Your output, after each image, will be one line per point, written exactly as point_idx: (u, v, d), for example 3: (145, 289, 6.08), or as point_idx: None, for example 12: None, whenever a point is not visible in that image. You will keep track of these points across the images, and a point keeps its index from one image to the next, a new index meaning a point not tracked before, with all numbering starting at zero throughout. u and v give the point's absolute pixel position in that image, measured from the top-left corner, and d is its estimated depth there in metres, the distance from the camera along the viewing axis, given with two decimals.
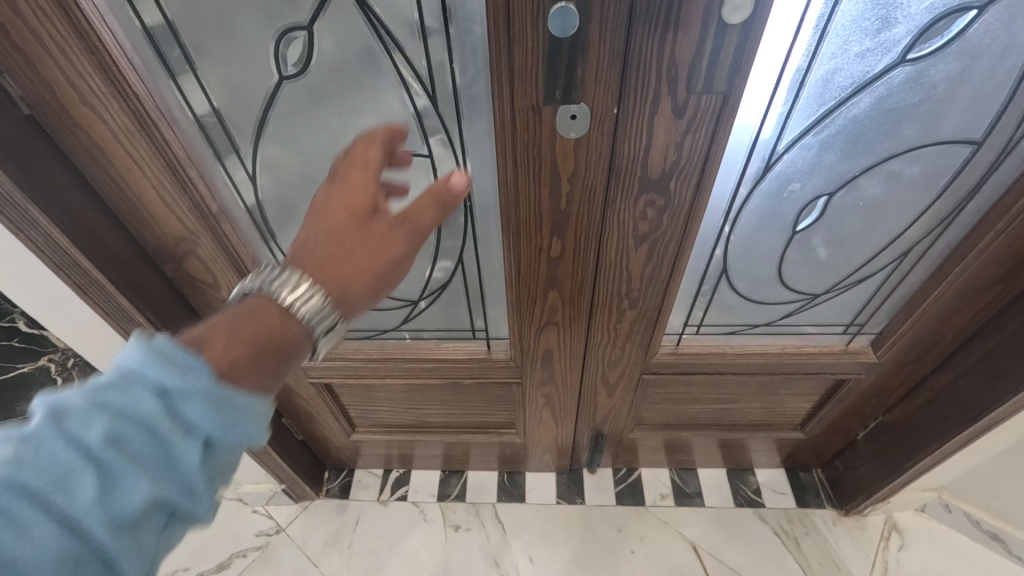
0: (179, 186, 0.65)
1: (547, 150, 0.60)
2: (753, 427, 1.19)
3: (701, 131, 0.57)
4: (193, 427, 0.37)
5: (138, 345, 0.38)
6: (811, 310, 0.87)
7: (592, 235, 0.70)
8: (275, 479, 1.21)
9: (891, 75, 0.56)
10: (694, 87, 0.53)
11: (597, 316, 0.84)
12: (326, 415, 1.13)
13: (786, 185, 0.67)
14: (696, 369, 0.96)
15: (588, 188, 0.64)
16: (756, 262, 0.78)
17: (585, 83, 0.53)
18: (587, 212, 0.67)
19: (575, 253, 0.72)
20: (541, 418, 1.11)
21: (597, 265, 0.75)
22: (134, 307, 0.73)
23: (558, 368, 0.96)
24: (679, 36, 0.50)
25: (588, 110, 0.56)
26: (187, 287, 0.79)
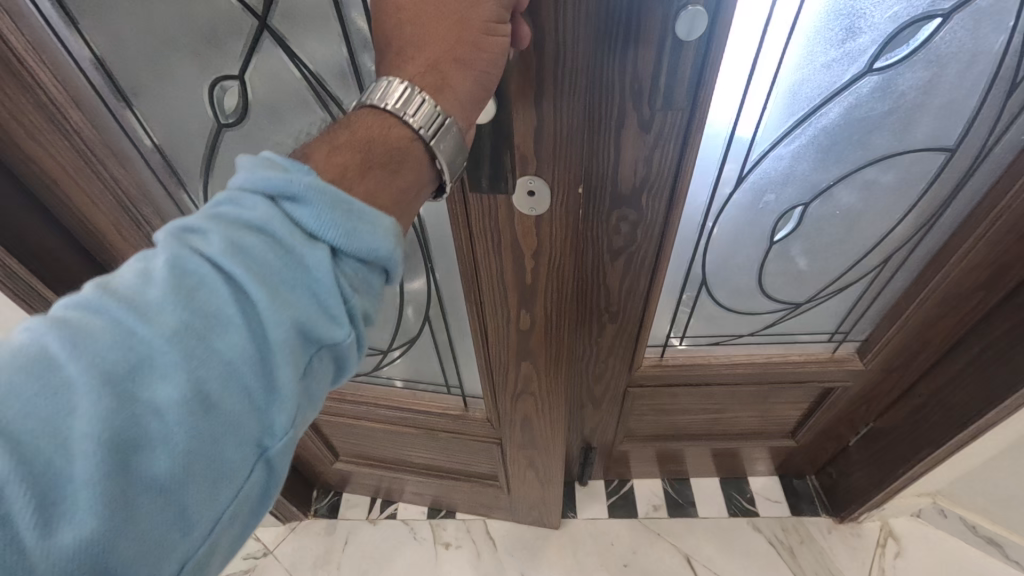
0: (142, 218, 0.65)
1: (508, 227, 0.59)
2: (744, 436, 1.17)
3: (670, 145, 0.57)
4: (274, 327, 0.29)
5: (211, 210, 0.31)
6: (796, 318, 0.86)
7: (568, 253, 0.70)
8: None
9: (858, 85, 0.55)
10: (656, 103, 0.52)
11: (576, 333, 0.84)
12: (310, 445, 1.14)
13: (761, 197, 0.66)
14: (682, 380, 0.95)
15: (552, 262, 0.63)
16: (736, 273, 0.77)
17: (542, 150, 0.53)
18: (554, 286, 0.66)
19: (546, 325, 0.71)
20: (526, 477, 1.07)
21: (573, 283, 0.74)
22: None
23: (541, 435, 0.92)
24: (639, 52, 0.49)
25: (547, 188, 0.55)
26: None
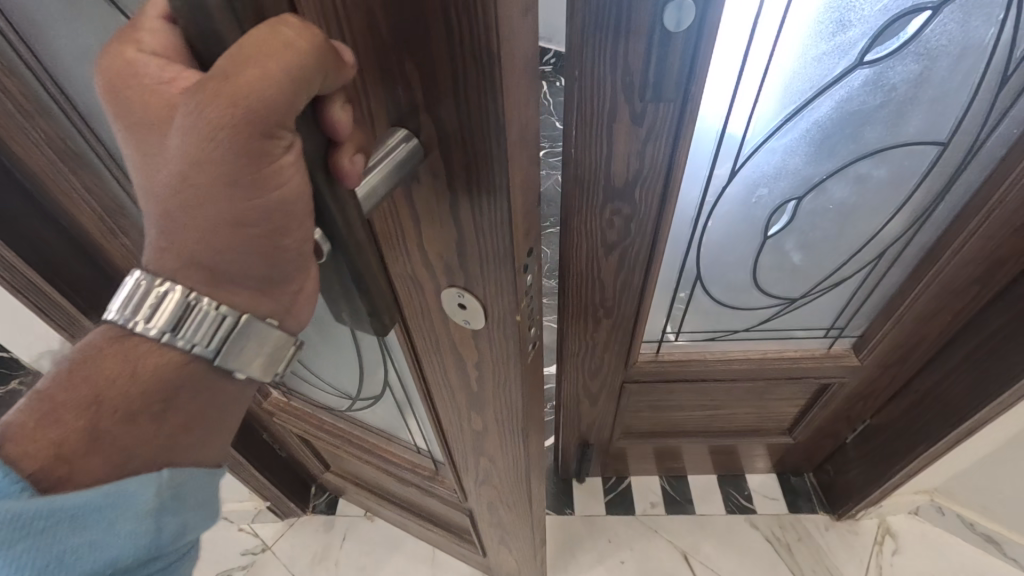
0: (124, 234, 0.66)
1: (444, 328, 0.48)
2: (742, 432, 1.17)
3: (662, 139, 0.57)
4: None
5: None
6: (792, 313, 0.86)
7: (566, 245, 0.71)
8: (260, 496, 1.20)
9: (850, 78, 0.55)
10: (648, 96, 0.53)
11: (571, 327, 0.84)
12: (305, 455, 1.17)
13: (754, 191, 0.66)
14: (678, 376, 0.95)
15: (496, 378, 0.51)
16: (730, 268, 0.77)
17: (470, 266, 0.39)
18: (503, 403, 0.54)
19: (500, 433, 0.60)
20: (500, 550, 0.99)
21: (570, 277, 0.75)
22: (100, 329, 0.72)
23: (508, 524, 0.84)
24: (629, 44, 0.49)
25: (479, 306, 0.42)
26: None
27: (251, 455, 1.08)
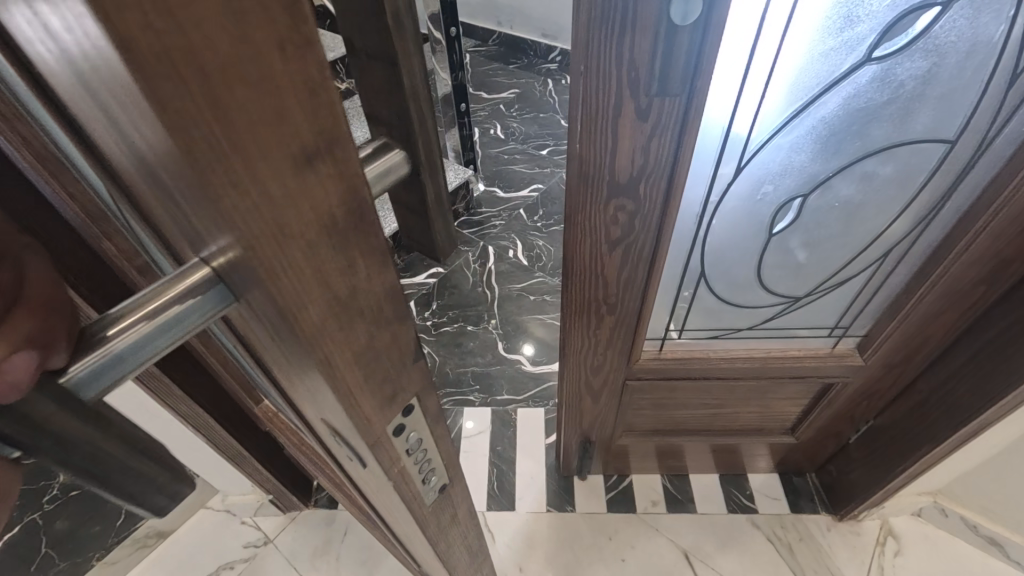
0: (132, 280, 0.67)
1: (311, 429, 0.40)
2: (744, 432, 1.17)
3: (667, 134, 0.57)
4: None
5: None
6: (796, 312, 0.85)
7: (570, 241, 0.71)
8: (262, 489, 1.21)
9: (858, 74, 0.54)
10: (654, 90, 0.53)
11: (570, 322, 0.84)
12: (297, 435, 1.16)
13: (759, 187, 0.66)
14: (681, 374, 0.94)
15: (379, 480, 0.44)
16: (734, 266, 0.77)
17: (310, 399, 0.32)
18: (389, 497, 0.48)
19: (398, 516, 0.54)
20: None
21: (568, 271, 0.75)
22: None
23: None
24: (635, 39, 0.49)
25: (339, 432, 0.35)
26: None
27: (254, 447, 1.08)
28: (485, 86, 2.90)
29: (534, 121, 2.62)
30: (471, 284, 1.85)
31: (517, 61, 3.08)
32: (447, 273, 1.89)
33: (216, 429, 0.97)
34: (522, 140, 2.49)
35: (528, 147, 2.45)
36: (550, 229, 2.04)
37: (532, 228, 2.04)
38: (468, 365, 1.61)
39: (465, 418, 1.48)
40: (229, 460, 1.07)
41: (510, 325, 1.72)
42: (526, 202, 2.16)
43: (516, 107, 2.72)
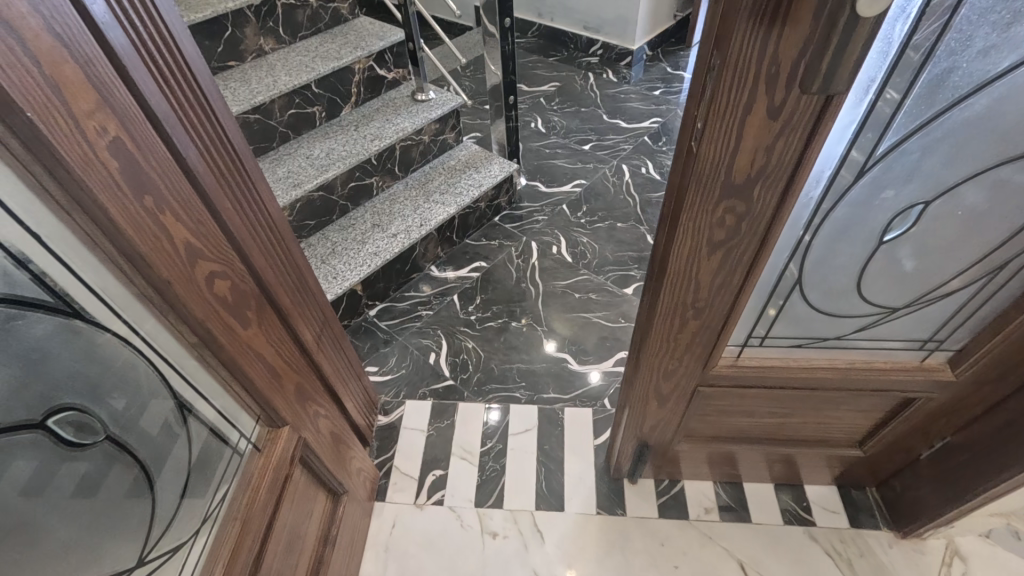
0: (185, 297, 0.65)
1: None
2: (808, 443, 1.13)
3: (796, 134, 0.54)
4: None
5: None
6: (888, 324, 0.81)
7: (667, 228, 0.69)
8: (363, 462, 1.26)
9: (1013, 74, 0.51)
10: (794, 86, 0.49)
11: (647, 314, 0.82)
12: (333, 424, 1.10)
13: (878, 193, 0.62)
14: (756, 381, 0.91)
15: None
16: (834, 274, 0.73)
17: None
18: None
19: None
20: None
21: (656, 257, 0.74)
22: (206, 304, 0.69)
23: None
24: (785, 32, 0.46)
25: None
26: (205, 312, 0.69)
27: (330, 441, 1.08)
28: (525, 79, 2.87)
29: (576, 115, 2.59)
30: (514, 280, 1.83)
31: (557, 54, 3.05)
32: (490, 267, 1.88)
33: (309, 406, 0.99)
34: (564, 134, 2.46)
35: (571, 141, 2.42)
36: (593, 226, 2.01)
37: (575, 224, 2.01)
38: (513, 361, 1.60)
39: (511, 415, 1.47)
40: (336, 441, 1.11)
41: (555, 321, 1.70)
42: (569, 198, 2.13)
43: (558, 101, 2.69)
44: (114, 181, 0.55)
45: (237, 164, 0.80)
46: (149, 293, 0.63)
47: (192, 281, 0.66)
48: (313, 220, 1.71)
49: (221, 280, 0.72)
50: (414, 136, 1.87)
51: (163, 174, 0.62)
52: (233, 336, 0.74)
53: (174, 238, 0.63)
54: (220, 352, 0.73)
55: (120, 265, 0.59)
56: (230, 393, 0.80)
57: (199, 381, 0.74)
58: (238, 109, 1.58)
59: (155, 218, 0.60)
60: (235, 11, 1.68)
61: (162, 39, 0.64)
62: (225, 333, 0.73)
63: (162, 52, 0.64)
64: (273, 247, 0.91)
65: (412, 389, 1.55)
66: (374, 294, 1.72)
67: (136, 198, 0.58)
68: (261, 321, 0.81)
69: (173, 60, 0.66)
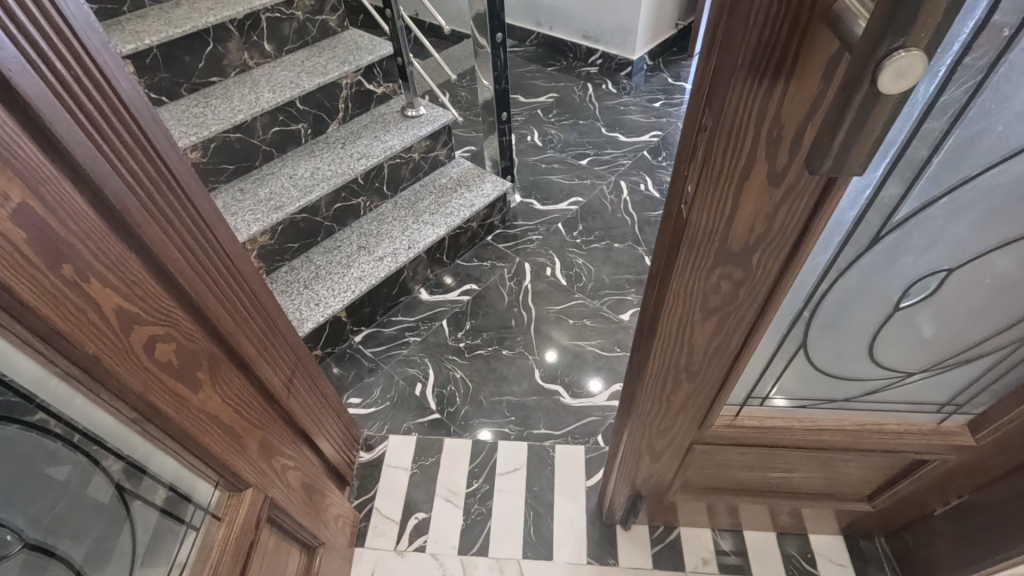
0: (118, 371, 0.58)
1: None
2: (813, 496, 1.06)
3: (801, 203, 0.46)
4: None
5: None
6: (903, 388, 0.74)
7: (656, 290, 0.62)
8: (342, 508, 1.20)
9: None
10: (799, 152, 0.42)
11: (637, 373, 0.75)
12: (305, 474, 1.03)
13: (895, 260, 0.55)
14: (757, 441, 0.84)
15: None
16: (844, 338, 0.66)
17: None
18: None
19: None
20: None
21: (646, 318, 0.67)
22: (145, 375, 0.62)
23: None
24: (790, 91, 0.39)
25: None
26: (144, 383, 0.61)
27: (302, 495, 1.01)
28: (523, 90, 2.80)
29: (574, 128, 2.51)
30: (506, 304, 1.76)
31: (555, 64, 2.98)
32: (481, 290, 1.81)
33: (276, 459, 0.92)
34: (561, 148, 2.39)
35: (567, 156, 2.34)
36: (589, 246, 1.94)
37: (571, 244, 1.94)
38: (503, 393, 1.52)
39: (499, 452, 1.40)
40: (309, 492, 1.04)
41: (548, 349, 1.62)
42: (564, 216, 2.06)
43: (556, 112, 2.61)
44: (20, 255, 0.48)
45: (187, 207, 0.74)
46: (74, 373, 0.55)
47: (127, 351, 0.59)
48: (296, 242, 1.64)
49: (164, 344, 0.65)
50: (403, 154, 1.80)
51: (88, 235, 0.55)
52: (181, 404, 0.67)
53: (104, 307, 0.56)
54: (164, 425, 0.66)
55: (37, 347, 0.52)
56: (180, 464, 0.72)
57: (143, 454, 0.67)
58: (217, 129, 1.51)
59: (78, 288, 0.54)
60: (216, 25, 1.61)
61: (89, 80, 0.57)
62: (171, 402, 0.66)
63: (90, 95, 0.58)
64: (234, 292, 0.85)
65: (397, 422, 1.48)
66: (360, 319, 1.65)
67: (52, 268, 0.51)
68: (216, 380, 0.75)
69: (105, 103, 0.60)
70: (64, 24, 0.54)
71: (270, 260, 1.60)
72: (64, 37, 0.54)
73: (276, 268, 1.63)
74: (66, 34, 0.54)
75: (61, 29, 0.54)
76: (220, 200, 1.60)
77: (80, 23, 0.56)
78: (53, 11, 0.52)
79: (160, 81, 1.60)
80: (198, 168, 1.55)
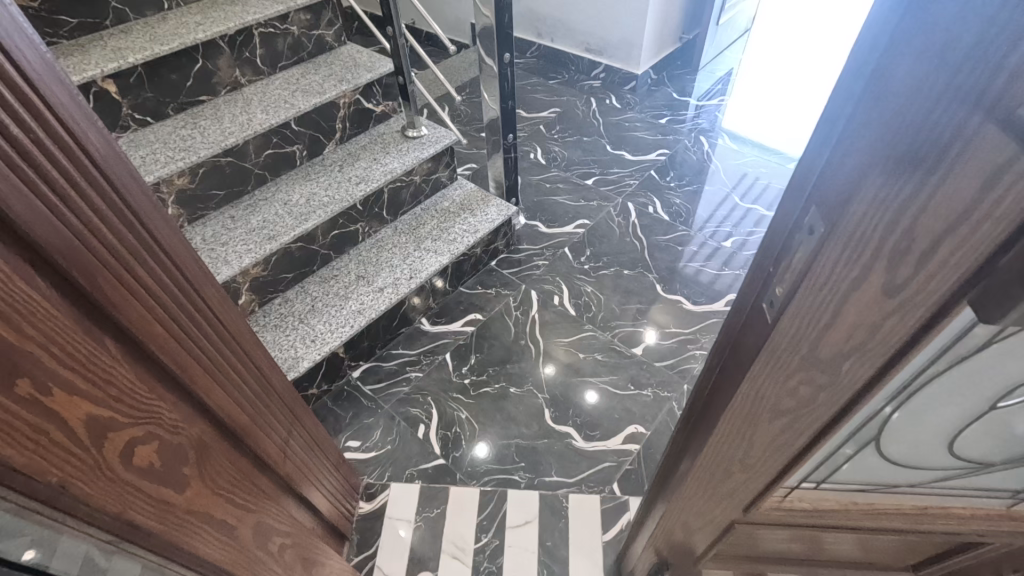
0: (91, 494, 0.48)
1: None
2: (854, 566, 0.98)
3: (914, 320, 0.35)
4: None
5: None
6: (977, 477, 0.66)
7: (725, 380, 0.55)
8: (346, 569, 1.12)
9: None
10: (923, 266, 0.32)
11: (690, 451, 0.69)
12: (301, 547, 0.93)
13: (1001, 363, 0.47)
14: (808, 522, 0.76)
15: None
16: (922, 431, 0.58)
17: None
18: None
19: None
20: None
21: (707, 403, 0.61)
22: (121, 489, 0.52)
23: None
24: (936, 191, 0.28)
25: None
26: (119, 501, 0.51)
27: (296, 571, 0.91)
28: (524, 104, 2.72)
29: (577, 145, 2.44)
30: (513, 336, 1.67)
31: (557, 77, 2.91)
32: (486, 320, 1.72)
33: (267, 541, 0.82)
34: (565, 167, 2.31)
35: (572, 175, 2.27)
36: (598, 273, 1.86)
37: (579, 271, 1.86)
38: (512, 436, 1.44)
39: (509, 504, 1.31)
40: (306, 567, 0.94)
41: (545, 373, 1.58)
42: (571, 240, 1.98)
43: (558, 129, 2.54)
44: None
45: (171, 272, 0.65)
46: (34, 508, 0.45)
47: (100, 468, 0.49)
48: (291, 272, 1.55)
49: (141, 444, 0.55)
50: (404, 178, 1.71)
51: (49, 338, 0.45)
52: (162, 513, 0.58)
53: (70, 419, 0.47)
54: (148, 543, 0.55)
55: None
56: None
57: None
58: (206, 153, 1.41)
59: (38, 404, 0.44)
60: (205, 42, 1.51)
61: (52, 142, 0.48)
62: (152, 514, 0.56)
63: (54, 159, 0.48)
64: (223, 359, 0.75)
65: (399, 469, 1.39)
66: (358, 354, 1.56)
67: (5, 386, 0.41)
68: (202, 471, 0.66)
69: (73, 166, 0.50)
70: (21, 80, 0.45)
71: (263, 292, 1.50)
72: (21, 95, 0.45)
73: (269, 300, 1.53)
74: (23, 90, 0.45)
75: (16, 85, 0.45)
76: (210, 228, 1.51)
77: (42, 76, 0.47)
78: (6, 63, 0.43)
79: (145, 100, 1.50)
80: (186, 195, 1.45)
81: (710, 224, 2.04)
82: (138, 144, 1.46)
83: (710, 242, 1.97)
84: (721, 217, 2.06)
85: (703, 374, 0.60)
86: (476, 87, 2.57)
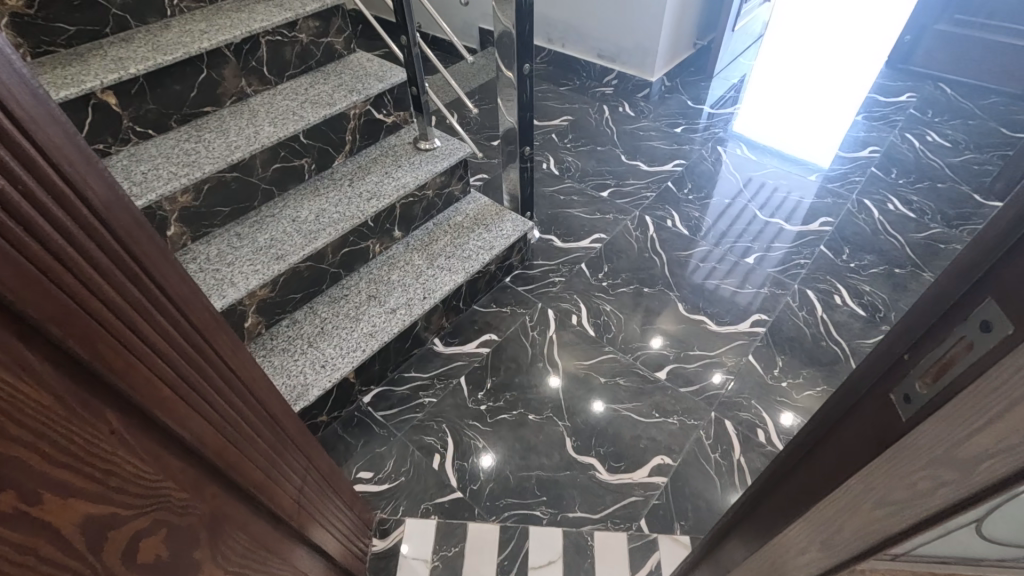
0: None
1: None
2: None
3: None
4: None
5: None
6: None
7: (817, 463, 0.48)
8: None
9: None
10: None
11: (761, 530, 0.62)
12: None
13: None
14: None
15: None
16: None
17: None
18: None
19: None
20: None
21: (790, 484, 0.54)
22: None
23: None
24: None
25: None
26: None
27: None
28: (535, 111, 2.66)
29: (591, 154, 2.37)
30: (530, 359, 1.60)
31: (568, 83, 2.84)
32: (501, 341, 1.65)
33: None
34: (579, 178, 2.24)
35: (587, 186, 2.20)
36: (616, 291, 1.79)
37: (597, 289, 1.80)
38: (532, 468, 1.37)
39: (531, 543, 1.24)
40: None
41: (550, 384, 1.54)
42: (588, 255, 1.91)
43: (571, 137, 2.47)
44: None
45: (189, 327, 0.59)
46: None
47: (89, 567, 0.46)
48: (299, 293, 1.47)
49: (141, 530, 0.52)
50: (417, 193, 1.64)
51: (42, 438, 0.41)
52: None
53: (62, 524, 0.43)
54: None
55: None
56: None
57: None
58: (213, 168, 1.34)
59: (25, 516, 0.40)
60: (210, 51, 1.44)
61: (47, 192, 0.41)
62: None
63: (54, 215, 0.41)
64: (243, 413, 0.70)
65: (414, 503, 1.31)
66: (369, 378, 1.49)
67: None
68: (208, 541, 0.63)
69: (75, 219, 0.44)
70: (11, 122, 0.38)
71: (271, 314, 1.43)
72: (8, 141, 0.38)
73: (276, 321, 1.46)
74: (15, 136, 0.38)
75: (6, 129, 0.38)
76: (214, 246, 1.43)
77: (33, 114, 0.40)
78: None
79: (147, 112, 1.43)
80: (190, 213, 1.38)
81: (730, 238, 1.97)
82: (139, 158, 1.39)
83: (732, 257, 1.90)
84: (742, 231, 1.99)
85: (788, 448, 0.54)
86: (487, 94, 2.50)
